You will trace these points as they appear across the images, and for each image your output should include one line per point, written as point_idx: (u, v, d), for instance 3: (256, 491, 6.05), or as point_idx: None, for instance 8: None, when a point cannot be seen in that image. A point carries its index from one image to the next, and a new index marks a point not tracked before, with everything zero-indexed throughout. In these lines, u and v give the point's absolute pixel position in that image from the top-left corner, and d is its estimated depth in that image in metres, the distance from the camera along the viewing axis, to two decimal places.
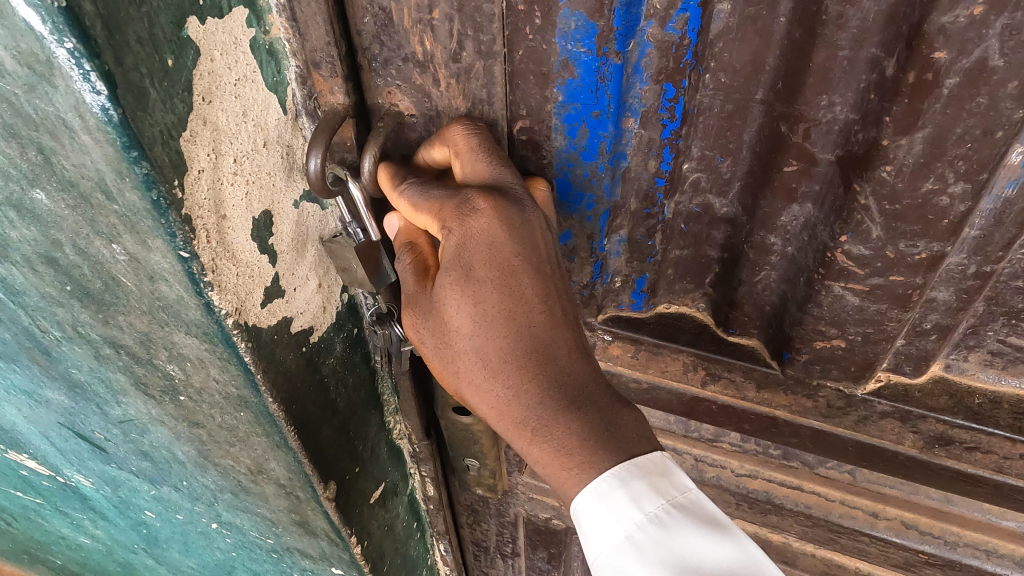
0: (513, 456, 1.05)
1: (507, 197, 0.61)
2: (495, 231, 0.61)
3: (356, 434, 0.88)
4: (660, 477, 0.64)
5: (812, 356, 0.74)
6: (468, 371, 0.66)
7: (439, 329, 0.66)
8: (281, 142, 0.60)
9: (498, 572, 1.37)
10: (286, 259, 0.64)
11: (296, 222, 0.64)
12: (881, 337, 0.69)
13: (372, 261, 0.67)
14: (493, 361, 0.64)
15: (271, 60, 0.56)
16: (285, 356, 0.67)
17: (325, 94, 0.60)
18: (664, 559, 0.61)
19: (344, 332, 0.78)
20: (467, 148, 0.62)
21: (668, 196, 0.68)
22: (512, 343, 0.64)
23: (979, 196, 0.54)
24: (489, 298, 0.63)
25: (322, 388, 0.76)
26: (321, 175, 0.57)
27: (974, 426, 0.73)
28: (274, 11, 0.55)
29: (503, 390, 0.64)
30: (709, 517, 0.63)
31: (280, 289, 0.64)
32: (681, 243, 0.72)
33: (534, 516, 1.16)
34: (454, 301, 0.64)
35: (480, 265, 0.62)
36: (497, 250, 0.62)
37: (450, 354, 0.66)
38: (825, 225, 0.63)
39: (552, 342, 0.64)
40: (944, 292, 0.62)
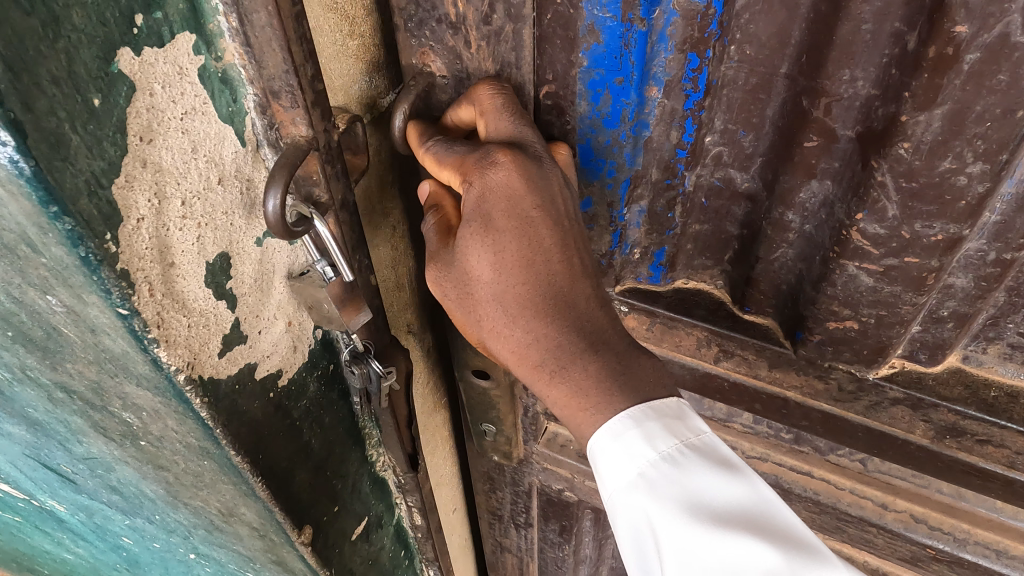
0: (530, 424, 1.08)
1: (527, 153, 0.61)
2: (512, 182, 0.61)
3: (335, 473, 0.82)
4: (675, 419, 0.63)
5: (823, 337, 0.70)
6: (491, 319, 0.68)
7: (461, 279, 0.66)
8: (240, 176, 0.55)
9: (511, 539, 1.41)
10: (247, 301, 0.59)
11: (260, 260, 0.59)
12: (895, 320, 0.65)
13: (346, 301, 0.61)
14: (514, 309, 0.66)
15: (225, 89, 0.51)
16: (247, 404, 0.62)
17: (286, 125, 0.53)
18: (677, 495, 0.60)
19: (318, 369, 0.73)
20: (491, 108, 0.62)
21: (689, 167, 0.66)
22: (530, 292, 0.65)
23: (999, 177, 0.52)
24: (509, 249, 0.64)
25: (296, 434, 0.71)
26: (281, 216, 0.51)
27: (986, 418, 0.69)
28: (226, 36, 0.49)
29: (524, 336, 0.66)
30: (721, 458, 0.62)
31: (242, 334, 0.59)
32: (701, 217, 0.70)
33: (547, 486, 1.18)
34: (475, 254, 0.64)
35: (500, 216, 0.62)
36: (516, 202, 0.62)
37: (472, 304, 0.68)
38: (843, 203, 0.60)
39: (569, 292, 0.66)
40: (961, 279, 0.60)
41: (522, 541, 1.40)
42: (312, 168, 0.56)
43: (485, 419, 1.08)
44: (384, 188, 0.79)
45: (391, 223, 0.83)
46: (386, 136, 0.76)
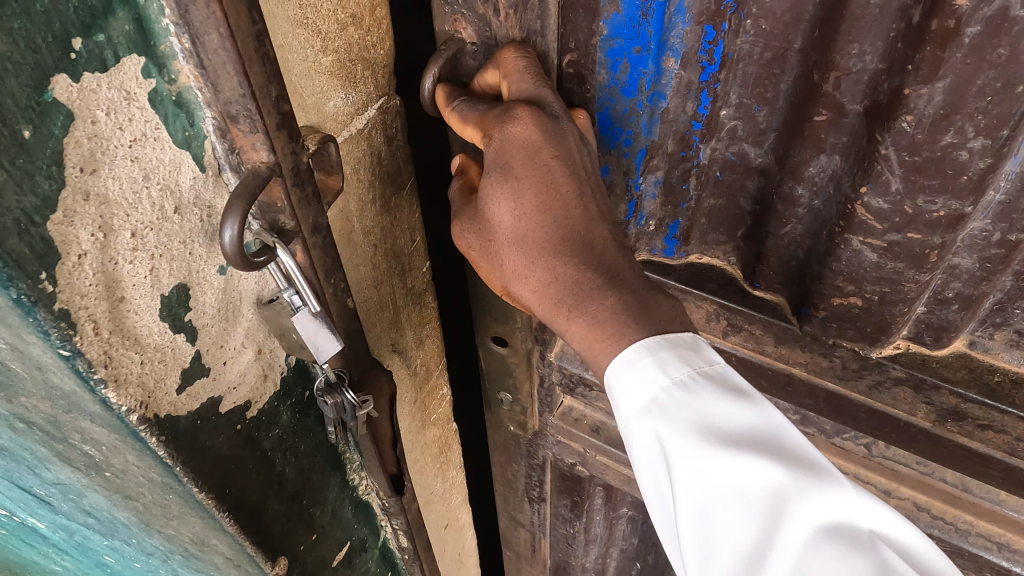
0: (544, 397, 1.03)
1: (545, 111, 0.60)
2: (531, 135, 0.59)
3: (312, 501, 0.80)
4: (688, 350, 0.60)
5: (828, 313, 0.67)
6: (515, 265, 0.66)
7: (488, 230, 0.66)
8: (200, 203, 0.52)
9: (526, 517, 1.35)
10: (211, 332, 0.56)
11: (224, 289, 0.56)
12: (898, 299, 0.62)
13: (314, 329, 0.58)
14: (533, 248, 0.64)
15: (180, 113, 0.48)
16: (212, 439, 0.59)
17: (246, 151, 0.50)
18: (687, 419, 0.58)
19: (291, 397, 0.70)
20: (513, 70, 0.62)
21: (704, 140, 0.66)
22: (548, 235, 0.63)
23: (1001, 153, 0.50)
24: (528, 195, 0.62)
25: (267, 464, 0.68)
26: (238, 245, 0.48)
27: (987, 403, 0.66)
28: (181, 57, 0.46)
29: (544, 274, 0.64)
30: (733, 383, 0.59)
31: (204, 367, 0.56)
32: (715, 192, 0.70)
33: (561, 461, 1.13)
34: (496, 200, 0.63)
35: (518, 164, 0.61)
36: (533, 151, 0.60)
37: (495, 250, 0.66)
38: (849, 177, 0.58)
39: (587, 232, 0.63)
40: (966, 259, 0.58)
41: (534, 516, 1.34)
42: (276, 196, 0.54)
43: (503, 388, 1.06)
44: (363, 207, 0.76)
45: (371, 241, 0.80)
46: (364, 152, 0.73)
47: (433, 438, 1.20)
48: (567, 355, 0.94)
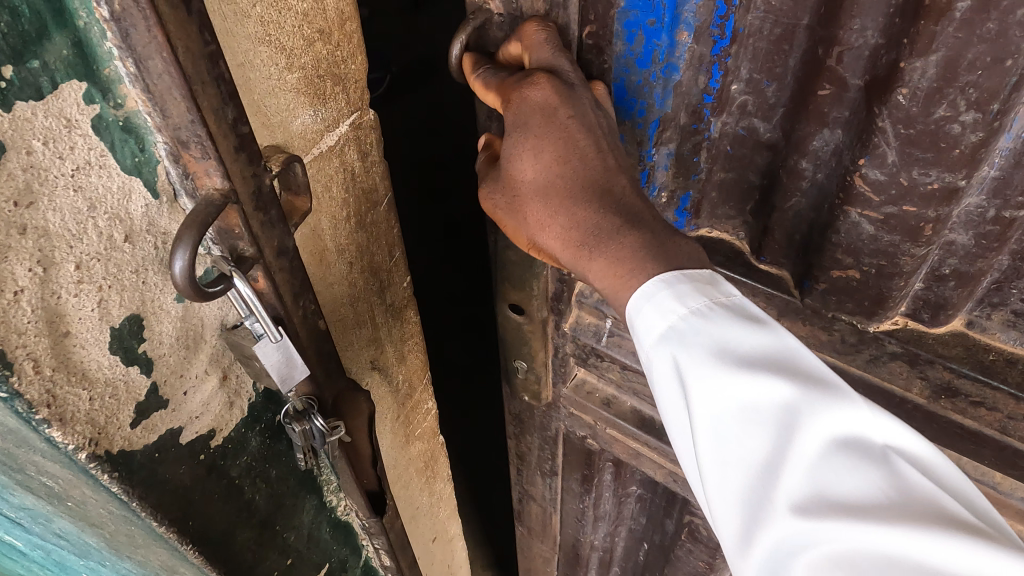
0: (557, 368, 0.94)
1: (561, 80, 0.57)
2: (549, 98, 0.57)
3: (285, 525, 0.78)
4: (708, 284, 0.55)
5: (828, 285, 0.64)
6: (538, 219, 0.63)
7: (511, 185, 0.63)
8: (155, 230, 0.50)
9: (538, 491, 1.25)
10: (169, 362, 0.54)
11: (183, 317, 0.54)
12: (895, 272, 0.59)
13: (277, 360, 0.56)
14: (555, 196, 0.61)
15: (128, 137, 0.46)
16: (172, 470, 0.58)
17: (200, 177, 0.48)
18: (706, 346, 0.52)
19: (261, 423, 0.68)
20: (533, 42, 0.59)
21: (715, 113, 0.64)
22: (569, 189, 0.61)
23: (993, 125, 0.47)
24: (548, 152, 0.60)
25: (235, 493, 0.66)
26: (189, 276, 0.46)
27: (980, 378, 0.62)
28: (127, 81, 0.44)
29: (566, 221, 0.61)
30: (754, 313, 0.54)
31: (161, 399, 0.55)
32: (726, 165, 0.67)
33: (572, 433, 1.05)
34: (519, 157, 0.61)
35: (537, 122, 0.58)
36: (551, 112, 0.57)
37: (517, 204, 0.64)
38: (849, 150, 0.55)
39: (607, 182, 0.60)
40: (961, 236, 0.56)
41: (546, 491, 1.23)
42: (234, 222, 0.52)
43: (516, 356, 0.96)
44: (337, 224, 0.74)
45: (346, 259, 0.78)
46: (337, 168, 0.71)
47: (417, 453, 1.17)
48: (582, 326, 0.86)
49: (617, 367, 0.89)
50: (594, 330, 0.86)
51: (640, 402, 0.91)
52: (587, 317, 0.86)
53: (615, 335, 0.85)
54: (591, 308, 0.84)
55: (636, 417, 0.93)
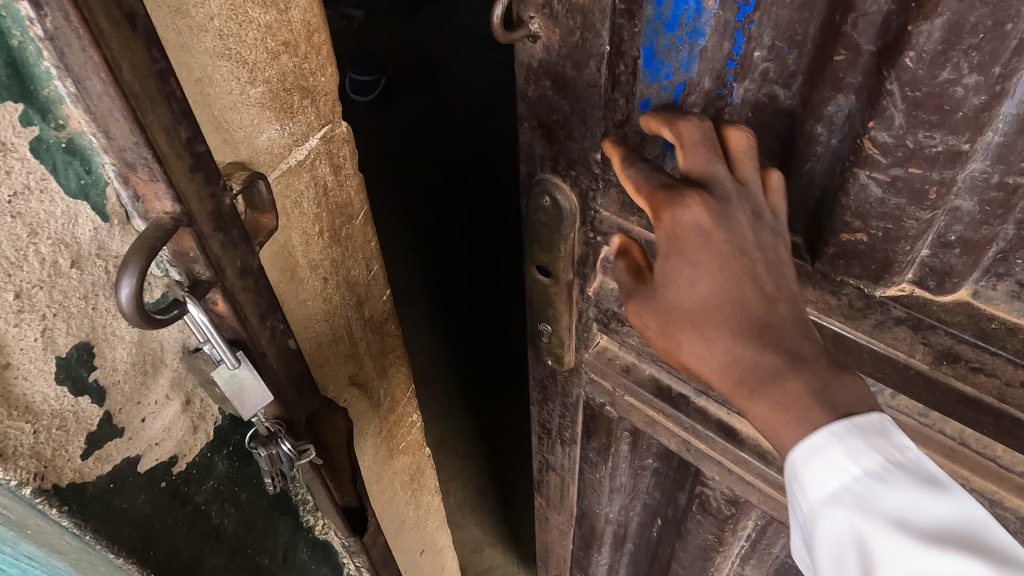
0: (580, 332, 0.83)
1: (720, 194, 0.48)
2: (701, 220, 0.47)
3: (257, 549, 0.75)
4: (881, 438, 0.45)
5: (836, 250, 0.55)
6: (693, 354, 0.49)
7: (661, 306, 0.50)
8: (105, 254, 0.48)
9: (558, 462, 1.11)
10: (122, 390, 0.52)
11: (138, 343, 0.52)
12: (902, 236, 0.51)
13: (233, 387, 0.55)
14: (714, 324, 0.48)
15: (71, 159, 0.44)
16: (129, 500, 0.56)
17: (149, 200, 0.46)
18: (887, 519, 0.45)
19: (229, 447, 0.66)
20: (690, 144, 0.50)
21: (740, 78, 0.54)
22: (725, 321, 0.47)
23: (998, 88, 0.42)
24: (704, 277, 0.48)
25: (200, 519, 0.64)
26: (135, 305, 0.44)
27: (978, 344, 0.52)
28: (69, 101, 0.42)
29: (728, 353, 0.47)
30: (933, 471, 0.45)
31: (116, 428, 0.53)
32: (748, 133, 0.56)
33: (591, 400, 0.92)
34: (675, 275, 0.49)
35: (694, 239, 0.48)
36: (709, 233, 0.47)
37: (669, 327, 0.50)
38: (859, 117, 0.49)
39: (768, 315, 0.47)
40: (967, 202, 0.49)
41: (565, 460, 1.09)
42: (189, 245, 0.50)
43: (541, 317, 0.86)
44: (309, 240, 0.72)
45: (320, 275, 0.76)
46: (307, 183, 0.69)
47: (403, 468, 1.15)
48: (605, 292, 0.76)
49: (637, 333, 0.78)
50: (615, 296, 0.75)
51: (659, 369, 0.80)
52: (610, 283, 0.75)
53: None
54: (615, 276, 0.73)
55: (654, 384, 0.81)
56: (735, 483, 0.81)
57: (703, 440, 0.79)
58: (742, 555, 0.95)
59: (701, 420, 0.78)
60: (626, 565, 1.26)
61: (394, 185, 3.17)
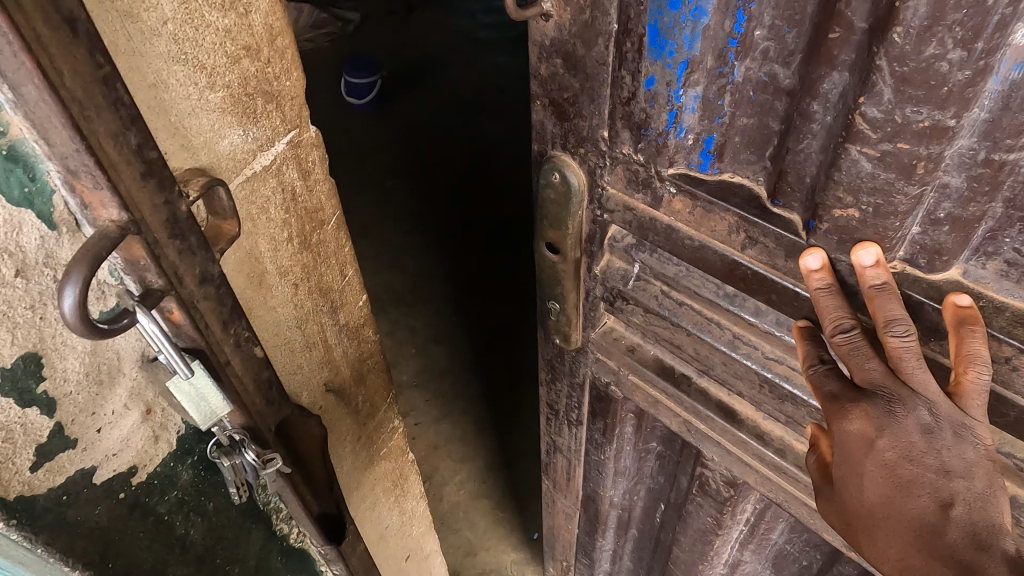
0: (588, 311, 0.79)
1: (883, 409, 0.52)
2: (866, 430, 0.53)
3: (227, 558, 0.74)
4: None
5: (830, 227, 0.51)
6: (874, 554, 0.57)
7: (841, 508, 0.58)
8: (54, 262, 0.47)
9: (566, 443, 1.07)
10: (75, 401, 0.52)
11: (91, 352, 0.51)
12: (890, 212, 0.47)
13: (193, 398, 0.55)
14: (889, 525, 0.54)
15: (14, 167, 0.43)
16: (84, 513, 0.56)
17: (95, 208, 0.45)
18: None
19: (193, 457, 0.65)
20: (851, 354, 0.52)
21: (742, 57, 0.52)
22: (897, 525, 0.54)
23: (986, 69, 0.39)
24: (872, 487, 0.55)
25: (163, 530, 0.63)
26: (78, 315, 0.43)
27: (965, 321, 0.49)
28: (8, 107, 0.42)
29: (903, 549, 0.54)
30: None
31: (69, 439, 0.53)
32: (748, 112, 0.54)
33: (598, 379, 0.88)
34: (850, 484, 0.56)
35: (867, 458, 0.54)
36: (878, 449, 0.53)
37: (851, 522, 0.58)
38: (852, 97, 0.45)
39: (939, 524, 0.52)
40: (955, 178, 0.44)
41: (572, 442, 1.05)
42: (135, 252, 0.49)
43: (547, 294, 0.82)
44: (277, 245, 0.71)
45: (291, 281, 0.76)
46: (275, 189, 0.68)
47: (383, 473, 1.14)
48: (611, 270, 0.72)
49: (640, 312, 0.72)
50: (622, 273, 0.71)
51: (662, 349, 0.75)
52: (617, 261, 0.71)
53: (642, 280, 0.70)
54: (622, 253, 0.69)
55: (657, 365, 0.77)
56: (733, 463, 0.78)
57: (703, 420, 0.77)
58: (740, 540, 0.91)
59: (701, 400, 0.75)
60: (630, 552, 1.21)
61: (397, 188, 3.17)
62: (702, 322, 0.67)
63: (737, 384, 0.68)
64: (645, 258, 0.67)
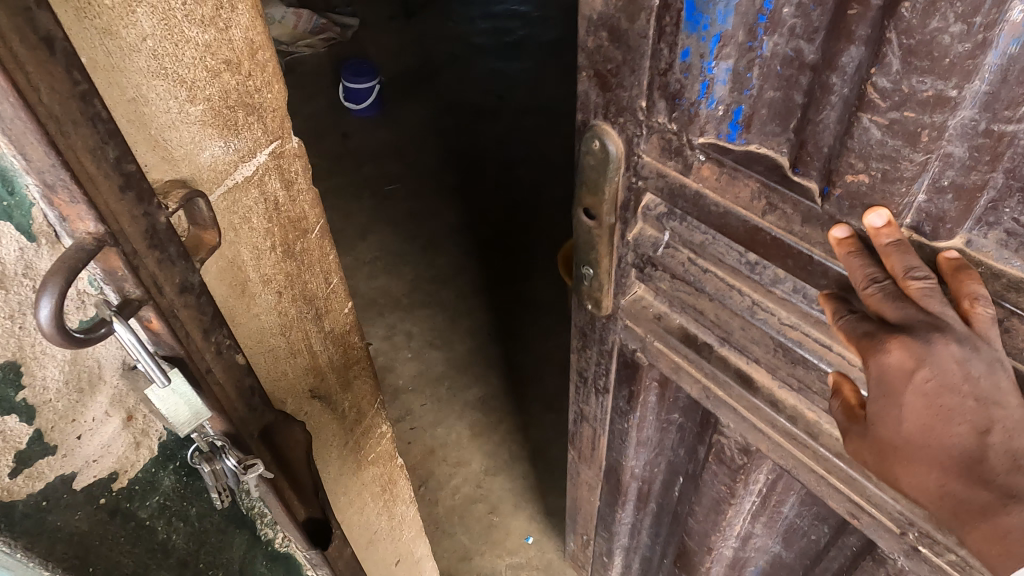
0: (618, 278, 0.81)
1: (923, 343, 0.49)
2: (905, 362, 0.50)
3: (210, 562, 0.75)
4: None
5: (844, 193, 0.52)
6: (910, 482, 0.55)
7: (875, 443, 0.56)
8: (33, 273, 0.49)
9: (593, 413, 1.09)
10: (54, 409, 0.53)
11: (70, 361, 0.53)
12: (897, 178, 0.49)
13: (172, 403, 0.56)
14: (930, 456, 0.53)
15: None
16: (63, 519, 0.57)
17: (71, 220, 0.47)
18: None
19: (175, 463, 0.66)
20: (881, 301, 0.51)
21: (771, 32, 0.52)
22: (936, 453, 0.53)
23: (986, 41, 0.40)
24: (911, 417, 0.53)
25: (144, 535, 0.64)
26: (55, 324, 0.44)
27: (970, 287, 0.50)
28: None
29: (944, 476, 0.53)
30: None
31: (49, 446, 0.54)
32: (776, 86, 0.55)
33: (626, 347, 0.90)
34: (885, 417, 0.54)
35: (904, 388, 0.51)
36: (917, 380, 0.50)
37: (886, 457, 0.56)
38: (867, 69, 0.46)
39: (980, 450, 0.51)
40: (957, 147, 0.45)
41: (598, 411, 1.07)
42: (112, 264, 0.50)
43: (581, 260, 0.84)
44: (259, 254, 0.72)
45: (273, 289, 0.77)
46: (257, 198, 0.70)
47: (372, 477, 1.15)
48: (643, 238, 0.72)
49: (668, 278, 0.73)
50: (653, 241, 0.72)
51: (688, 320, 0.76)
52: (648, 229, 0.72)
53: (671, 249, 0.70)
54: (654, 222, 0.70)
55: (682, 333, 0.78)
56: (749, 430, 0.79)
57: (723, 386, 0.77)
58: (753, 512, 0.92)
59: (720, 367, 0.75)
60: (648, 526, 1.24)
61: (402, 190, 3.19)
62: (724, 289, 0.67)
63: (754, 349, 0.68)
64: (675, 227, 0.68)
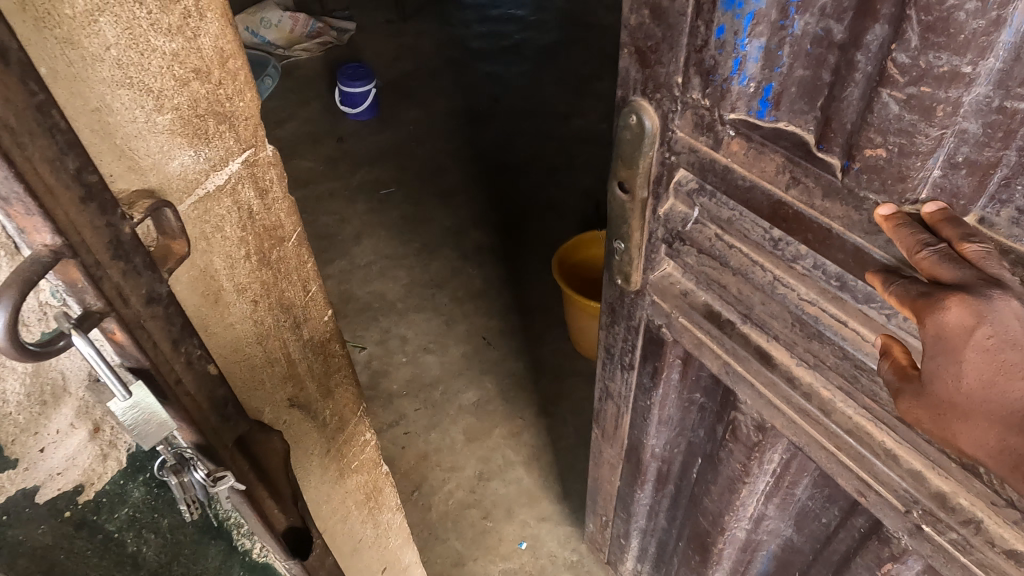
0: (647, 253, 0.81)
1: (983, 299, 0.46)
2: (966, 320, 0.47)
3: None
4: None
5: (862, 166, 0.53)
6: (968, 441, 0.52)
7: (930, 403, 0.52)
8: None
9: (618, 389, 1.10)
10: (16, 422, 0.53)
11: (31, 374, 0.53)
12: (912, 154, 0.49)
13: (138, 414, 0.55)
14: (995, 415, 0.50)
15: None
16: (22, 532, 0.57)
17: (29, 232, 0.46)
18: None
19: (145, 474, 0.65)
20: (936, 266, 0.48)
21: (801, 12, 0.53)
22: (998, 411, 0.49)
23: (1003, 17, 0.41)
24: (973, 374, 0.49)
25: (112, 548, 0.64)
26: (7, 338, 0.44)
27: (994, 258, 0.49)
28: None
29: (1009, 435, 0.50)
30: None
31: (10, 459, 0.54)
32: (805, 65, 0.55)
33: (653, 324, 0.90)
34: (942, 377, 0.50)
35: (967, 345, 0.48)
36: (980, 338, 0.47)
37: (943, 419, 0.52)
38: (889, 46, 0.47)
39: None
40: (970, 124, 0.46)
41: (622, 387, 1.08)
42: (71, 276, 0.49)
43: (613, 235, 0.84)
44: (234, 263, 0.72)
45: (250, 298, 0.76)
46: (230, 208, 0.69)
47: (354, 486, 1.14)
48: (673, 213, 0.73)
49: (694, 253, 0.74)
50: (682, 216, 0.72)
51: (713, 297, 0.76)
52: (679, 204, 0.72)
53: (700, 225, 0.71)
54: (685, 197, 0.70)
55: (706, 310, 0.78)
56: (763, 407, 0.78)
57: (742, 364, 0.77)
58: (766, 493, 0.92)
59: (741, 343, 0.75)
60: (665, 509, 1.23)
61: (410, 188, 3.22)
62: (747, 264, 0.68)
63: (773, 325, 0.69)
64: (705, 203, 0.68)
